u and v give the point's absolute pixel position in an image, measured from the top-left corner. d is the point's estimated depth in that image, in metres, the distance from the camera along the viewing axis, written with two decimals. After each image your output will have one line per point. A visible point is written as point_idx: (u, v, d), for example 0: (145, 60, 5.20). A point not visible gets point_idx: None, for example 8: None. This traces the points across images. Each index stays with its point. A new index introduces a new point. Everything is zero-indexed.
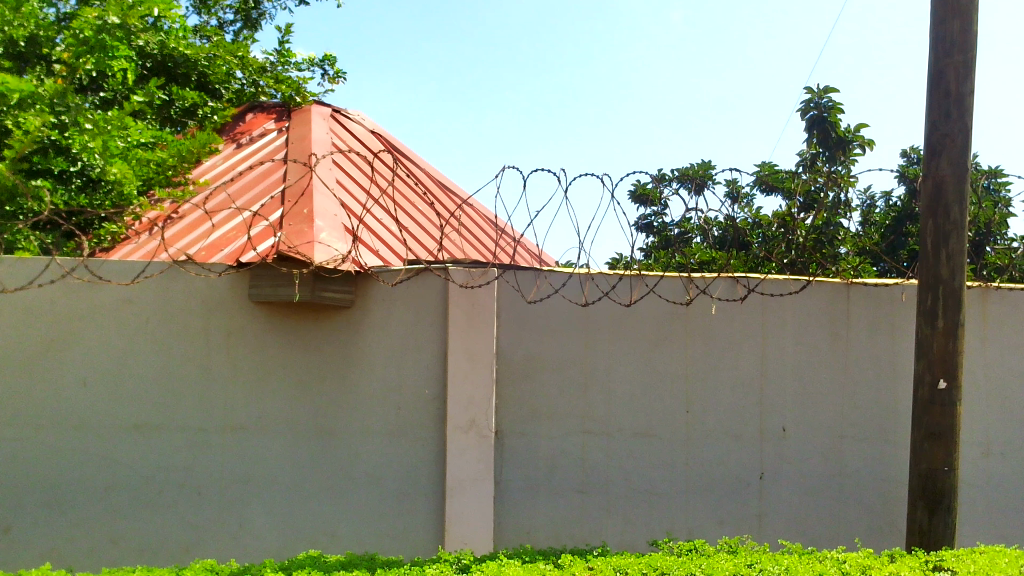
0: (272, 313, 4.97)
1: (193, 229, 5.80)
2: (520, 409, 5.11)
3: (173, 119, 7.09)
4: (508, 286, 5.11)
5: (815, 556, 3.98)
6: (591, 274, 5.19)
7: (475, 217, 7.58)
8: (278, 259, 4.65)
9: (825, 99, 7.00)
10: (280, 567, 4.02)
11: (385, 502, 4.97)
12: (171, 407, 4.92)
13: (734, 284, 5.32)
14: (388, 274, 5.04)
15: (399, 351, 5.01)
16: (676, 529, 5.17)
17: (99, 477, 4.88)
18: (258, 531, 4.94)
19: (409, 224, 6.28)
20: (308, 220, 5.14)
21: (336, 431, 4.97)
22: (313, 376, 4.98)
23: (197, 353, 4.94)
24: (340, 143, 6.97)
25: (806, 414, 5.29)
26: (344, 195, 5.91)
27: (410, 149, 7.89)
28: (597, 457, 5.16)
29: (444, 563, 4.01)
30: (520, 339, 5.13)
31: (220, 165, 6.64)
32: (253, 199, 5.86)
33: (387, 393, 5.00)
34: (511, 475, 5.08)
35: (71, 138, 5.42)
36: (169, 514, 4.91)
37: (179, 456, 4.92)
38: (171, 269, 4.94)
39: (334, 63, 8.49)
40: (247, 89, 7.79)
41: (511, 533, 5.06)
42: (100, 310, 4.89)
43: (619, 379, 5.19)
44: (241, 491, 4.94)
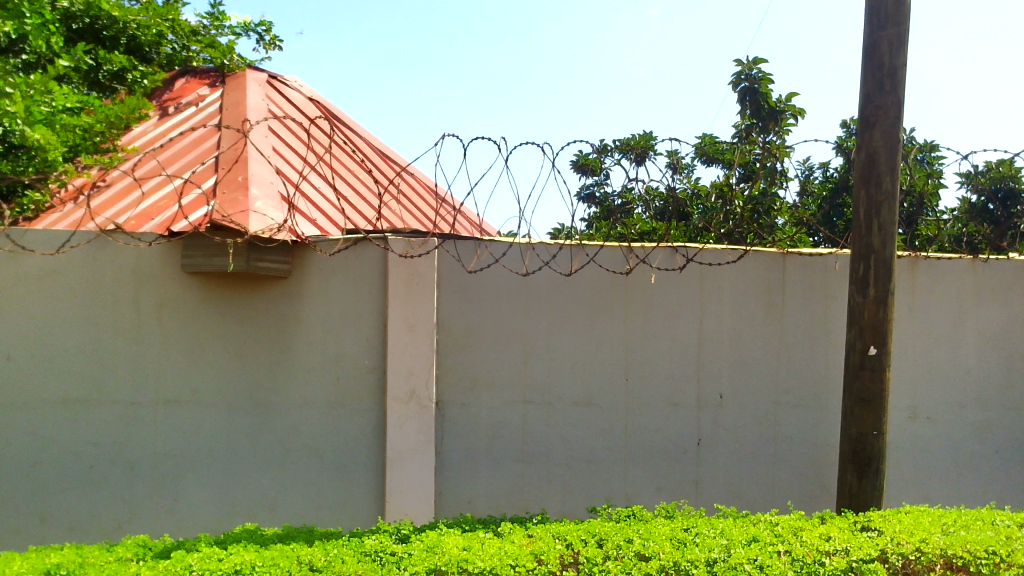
0: (206, 283, 4.85)
1: (122, 197, 5.61)
2: (461, 380, 5.09)
3: (101, 83, 6.84)
4: (448, 256, 5.07)
5: (749, 519, 4.06)
6: (532, 243, 5.18)
7: (415, 186, 7.50)
8: (211, 229, 4.52)
9: (755, 71, 7.05)
10: (216, 541, 3.94)
11: (324, 475, 4.93)
12: (100, 381, 4.78)
13: (673, 254, 5.35)
14: (326, 244, 4.95)
15: (338, 322, 4.94)
16: (615, 496, 5.24)
17: (27, 453, 4.74)
18: (194, 507, 4.85)
19: (348, 192, 6.17)
20: (243, 188, 5.02)
21: (273, 404, 4.90)
22: (249, 349, 4.88)
23: (128, 325, 4.80)
24: (276, 109, 6.80)
25: (742, 381, 5.38)
26: (280, 163, 5.78)
27: (348, 116, 7.76)
28: (537, 425, 5.18)
29: (383, 534, 3.99)
30: (460, 310, 5.11)
31: (151, 132, 6.43)
32: (186, 167, 5.69)
33: (326, 364, 4.94)
34: (451, 445, 5.08)
35: None
36: (100, 490, 4.79)
37: (109, 431, 4.80)
38: (98, 239, 4.78)
39: (269, 29, 8.24)
40: (179, 53, 7.48)
41: (452, 503, 5.07)
42: (24, 283, 4.73)
43: (560, 349, 5.21)
44: (175, 466, 4.84)
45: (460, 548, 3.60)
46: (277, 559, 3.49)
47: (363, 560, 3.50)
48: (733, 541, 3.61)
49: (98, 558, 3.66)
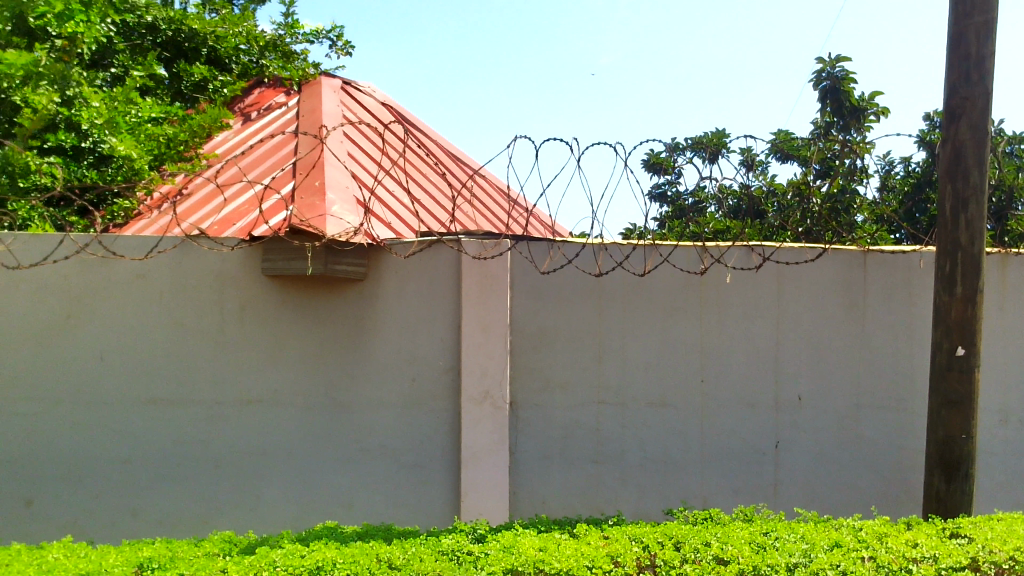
0: (285, 286, 4.97)
1: (205, 203, 5.80)
2: (535, 380, 5.11)
3: (185, 94, 7.09)
4: (521, 257, 5.09)
5: (831, 523, 3.96)
6: (605, 244, 5.16)
7: (487, 188, 7.54)
8: (290, 233, 4.63)
9: (838, 69, 6.88)
10: (298, 538, 4.04)
11: (400, 473, 5.00)
12: (187, 381, 4.95)
13: (749, 254, 5.26)
14: (401, 247, 5.02)
15: (413, 323, 5.02)
16: (691, 498, 5.18)
17: (118, 450, 4.93)
18: (275, 504, 4.97)
19: (422, 196, 6.25)
20: (320, 193, 5.12)
21: (351, 403, 4.99)
22: (328, 349, 4.99)
23: (212, 327, 4.95)
24: (351, 115, 6.93)
25: (822, 382, 5.26)
26: (356, 168, 5.88)
27: (420, 120, 7.87)
28: (611, 426, 5.15)
29: (460, 533, 4.03)
30: (533, 310, 5.12)
31: (232, 140, 6.64)
32: (265, 173, 5.85)
33: (402, 365, 5.01)
34: (525, 446, 5.09)
35: (79, 114, 5.52)
36: (187, 486, 4.96)
37: (194, 430, 4.95)
38: (184, 244, 4.94)
39: (342, 35, 8.39)
40: (256, 64, 7.60)
41: (527, 503, 5.08)
42: (114, 287, 4.92)
43: (633, 349, 5.18)
44: (256, 464, 4.97)
45: (536, 548, 3.61)
46: (358, 556, 3.56)
47: (441, 559, 3.54)
48: (815, 546, 3.53)
49: (187, 553, 3.79)
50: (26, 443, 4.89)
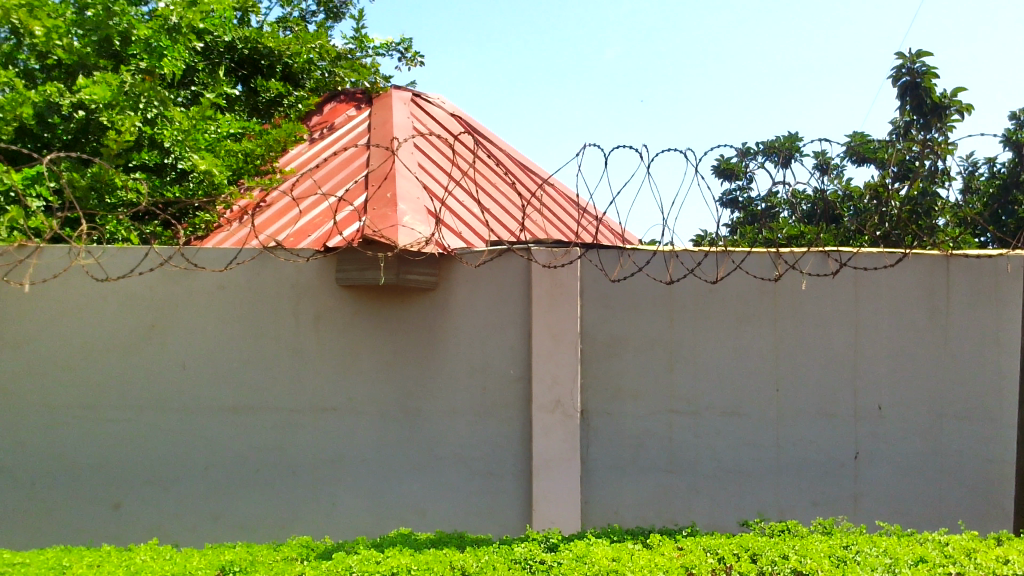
0: (358, 295, 5.06)
1: (281, 215, 5.95)
2: (606, 389, 5.08)
3: (261, 109, 7.33)
4: (591, 265, 5.07)
5: (915, 538, 3.83)
6: (676, 251, 5.10)
7: (556, 197, 7.55)
8: (363, 244, 4.72)
9: (918, 65, 6.69)
10: (373, 544, 4.10)
11: (472, 481, 5.03)
12: (265, 389, 5.07)
13: (825, 259, 5.14)
14: (472, 256, 5.07)
15: (484, 331, 5.05)
16: (767, 509, 5.08)
17: (200, 456, 5.07)
18: (351, 510, 5.06)
19: (492, 205, 6.30)
20: (392, 204, 5.20)
21: (423, 412, 5.05)
22: (400, 358, 5.05)
23: (289, 336, 5.07)
24: (421, 127, 7.03)
25: (904, 391, 5.10)
26: (426, 179, 5.96)
27: (489, 130, 7.93)
28: (684, 436, 5.09)
29: (533, 542, 4.03)
30: (604, 319, 5.10)
31: (306, 153, 6.80)
32: (339, 185, 5.98)
33: (473, 373, 5.05)
34: (596, 455, 5.07)
35: (162, 133, 5.75)
36: (265, 492, 5.07)
37: (273, 437, 5.07)
38: (262, 256, 5.08)
39: (410, 47, 8.51)
40: (328, 78, 7.80)
41: (599, 512, 5.06)
42: (196, 298, 5.08)
43: (706, 358, 5.10)
44: (332, 471, 5.06)
45: (610, 558, 3.59)
46: (432, 563, 3.59)
47: (514, 567, 3.55)
48: (899, 561, 3.42)
49: (267, 557, 3.89)
50: (114, 448, 5.07)
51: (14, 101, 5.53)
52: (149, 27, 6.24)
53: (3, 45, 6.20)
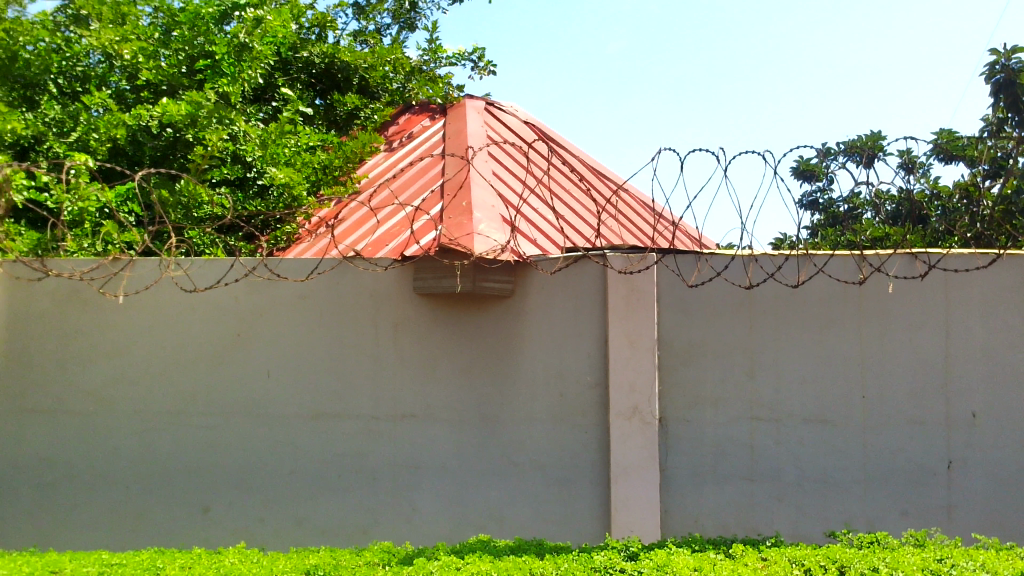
0: (436, 303, 5.12)
1: (359, 225, 6.06)
2: (685, 395, 5.01)
3: (339, 122, 7.46)
4: (668, 271, 5.02)
5: (1015, 552, 3.66)
6: (755, 255, 5.01)
7: (631, 202, 7.50)
8: (440, 252, 4.77)
9: (1013, 62, 6.47)
10: (453, 550, 4.13)
11: (550, 488, 5.02)
12: (346, 396, 5.17)
13: (912, 261, 4.96)
14: (547, 263, 5.07)
15: (560, 337, 5.04)
16: (855, 520, 4.93)
17: (283, 461, 5.19)
18: (430, 516, 5.10)
19: (566, 212, 6.29)
20: (468, 212, 5.25)
21: (501, 418, 5.06)
22: (477, 365, 5.08)
23: (368, 344, 5.16)
24: (495, 135, 7.08)
25: (1000, 398, 4.89)
26: (501, 187, 5.99)
27: (563, 137, 7.93)
28: (766, 443, 4.98)
29: (612, 551, 4.00)
30: (682, 324, 5.03)
31: (383, 164, 6.92)
32: (415, 195, 6.06)
33: (550, 380, 5.04)
34: (676, 462, 5.00)
35: (244, 147, 5.95)
36: (346, 497, 5.15)
37: (353, 443, 5.16)
38: (341, 265, 5.19)
39: (483, 56, 8.58)
40: (404, 89, 7.88)
41: (679, 521, 4.99)
42: (279, 307, 5.22)
43: (788, 364, 4.99)
44: (412, 477, 5.11)
45: (692, 568, 3.54)
46: (511, 570, 3.60)
47: None
48: None
49: (350, 562, 3.96)
50: (201, 454, 5.23)
51: (110, 123, 5.83)
52: (229, 46, 6.42)
53: (97, 69, 6.44)
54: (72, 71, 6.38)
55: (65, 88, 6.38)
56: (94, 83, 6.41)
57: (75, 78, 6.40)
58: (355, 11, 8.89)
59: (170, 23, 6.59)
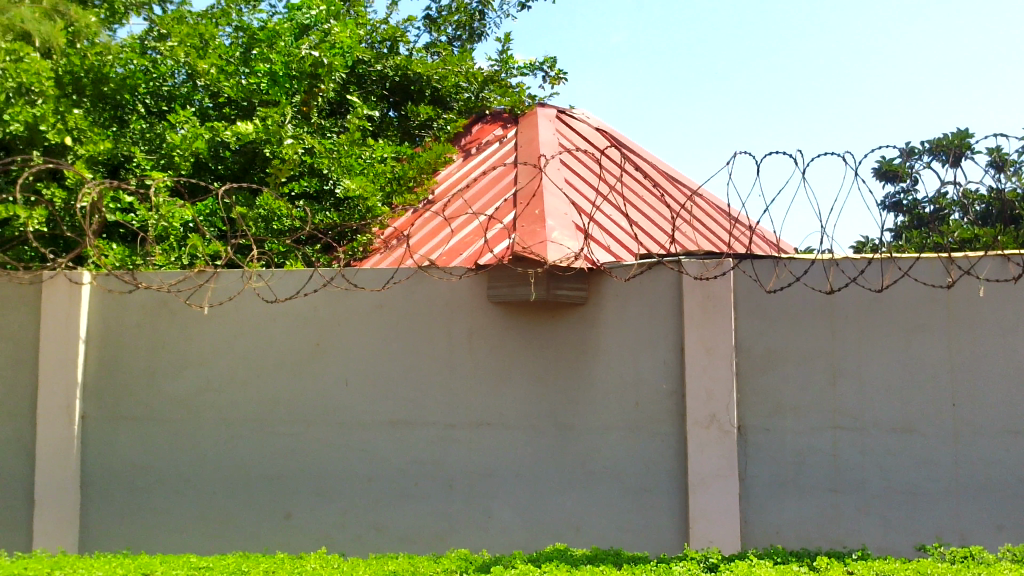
0: (510, 312, 5.14)
1: (433, 235, 6.13)
2: (764, 404, 4.90)
3: (412, 133, 7.52)
4: (745, 276, 4.93)
5: None
6: (836, 259, 4.87)
7: (706, 207, 7.39)
8: (514, 260, 4.80)
9: None
10: (531, 559, 4.13)
11: (627, 497, 4.98)
12: (422, 404, 5.22)
13: (1005, 263, 4.75)
14: (621, 270, 5.03)
15: (635, 345, 5.00)
16: (947, 533, 4.74)
17: (362, 468, 5.27)
18: (507, 523, 5.10)
19: (639, 219, 6.24)
20: (540, 220, 5.26)
21: (576, 427, 5.04)
22: (551, 373, 5.08)
23: (443, 352, 5.21)
24: (567, 142, 7.08)
25: None
26: (574, 194, 5.98)
27: (635, 143, 7.87)
28: (850, 453, 4.83)
29: (691, 562, 3.93)
30: (760, 331, 4.93)
31: (456, 173, 6.98)
32: (488, 204, 6.10)
33: (625, 388, 5.00)
34: (755, 472, 4.90)
35: (321, 161, 6.10)
36: (424, 504, 5.20)
37: (430, 451, 5.21)
38: (416, 275, 5.25)
39: (554, 65, 8.59)
40: (476, 99, 7.83)
41: (761, 532, 4.88)
42: (356, 316, 5.31)
43: (872, 371, 4.83)
44: (488, 485, 5.13)
45: None
46: None
47: None
48: None
49: (428, 569, 4.00)
50: (283, 460, 5.35)
51: (189, 139, 6.04)
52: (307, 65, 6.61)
53: (181, 88, 6.71)
54: (158, 91, 6.69)
55: (152, 107, 6.72)
56: (178, 102, 6.70)
57: (161, 97, 6.72)
58: (427, 24, 9.03)
59: (248, 41, 6.81)
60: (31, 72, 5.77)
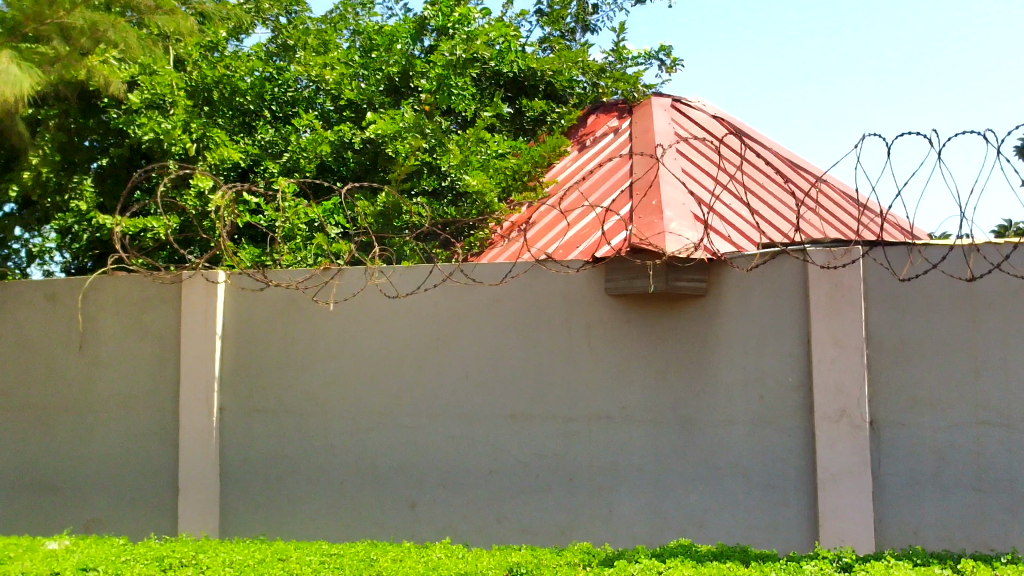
0: (629, 304, 5.09)
1: (550, 228, 6.16)
2: (899, 398, 4.66)
3: (526, 128, 7.56)
4: (876, 264, 4.71)
5: None
6: (977, 244, 4.59)
7: (832, 194, 7.11)
8: (631, 252, 4.75)
9: None
10: (655, 553, 4.08)
11: (753, 493, 4.85)
12: (541, 397, 5.24)
13: None
14: (743, 260, 4.90)
15: (759, 336, 4.86)
16: None
17: (484, 461, 5.33)
18: (629, 518, 5.06)
19: (762, 207, 6.06)
20: (658, 212, 5.19)
21: (699, 420, 4.94)
22: (672, 366, 5.00)
23: (562, 346, 5.21)
24: (683, 131, 6.95)
25: None
26: (692, 184, 5.88)
27: (755, 130, 7.65)
28: (996, 450, 4.54)
29: (823, 561, 3.79)
30: (894, 322, 4.69)
31: (570, 166, 6.96)
32: (605, 196, 6.08)
33: (749, 382, 4.87)
34: (891, 469, 4.67)
35: (439, 158, 6.23)
36: (545, 497, 5.22)
37: (551, 444, 5.22)
38: (534, 269, 5.28)
39: (670, 54, 8.43)
40: (589, 91, 7.82)
41: (898, 532, 4.65)
42: (476, 310, 5.38)
43: (1019, 362, 4.53)
44: (609, 478, 5.10)
45: None
46: None
47: None
48: None
49: (551, 561, 4.01)
50: (407, 451, 5.47)
51: (315, 142, 6.33)
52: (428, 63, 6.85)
53: (305, 92, 6.87)
54: (283, 96, 6.86)
55: (278, 113, 6.90)
56: (302, 105, 6.86)
57: (285, 103, 6.89)
58: (540, 18, 9.05)
59: (368, 45, 7.09)
60: (165, 85, 6.36)
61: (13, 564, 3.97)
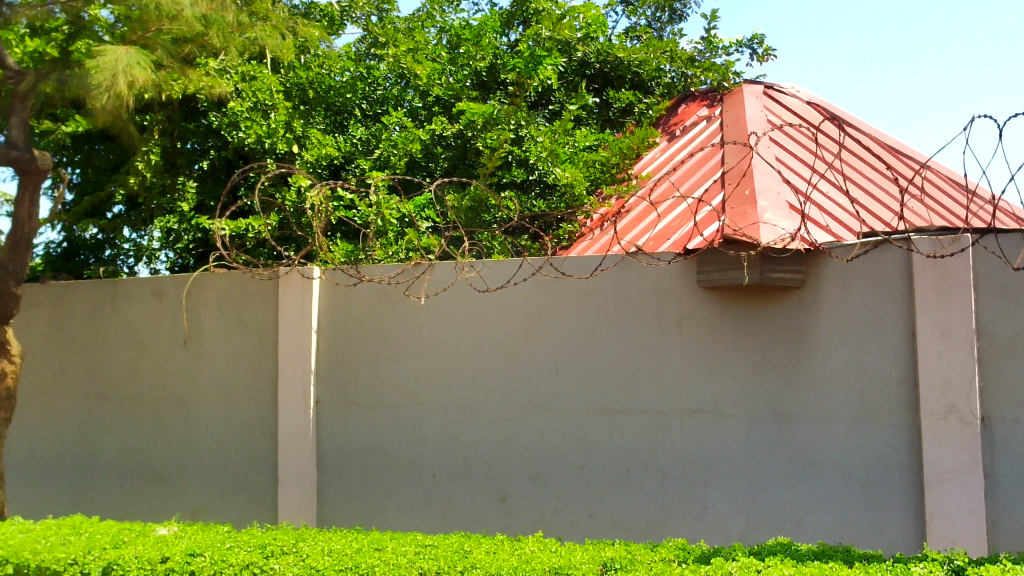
0: (722, 296, 4.98)
1: (640, 220, 6.08)
2: (1013, 393, 4.40)
3: (613, 120, 7.46)
4: (987, 253, 4.47)
5: None
6: None
7: (938, 180, 6.80)
8: (724, 243, 4.65)
9: None
10: (753, 551, 3.98)
11: (855, 491, 4.68)
12: (632, 391, 5.19)
13: None
14: (842, 250, 4.73)
15: (859, 329, 4.69)
16: None
17: (575, 454, 5.31)
18: (724, 515, 4.96)
19: (862, 195, 5.84)
20: (752, 201, 5.06)
21: (796, 416, 4.80)
22: (768, 359, 4.87)
23: (653, 339, 5.14)
24: (776, 118, 6.75)
25: None
26: (788, 173, 5.71)
27: (852, 115, 7.38)
28: None
29: (933, 563, 3.62)
30: (1007, 312, 4.43)
31: (660, 157, 6.85)
32: (696, 186, 5.98)
33: (850, 376, 4.70)
34: (1004, 469, 4.41)
35: (528, 151, 6.21)
36: (638, 492, 5.17)
37: (643, 438, 5.16)
38: (624, 261, 5.22)
39: (763, 41, 8.21)
40: (678, 81, 7.71)
41: (1013, 535, 4.39)
42: (566, 303, 5.37)
43: None
44: (703, 474, 5.01)
45: None
46: None
47: None
48: None
49: (646, 557, 3.96)
50: (498, 445, 5.50)
51: (407, 139, 6.47)
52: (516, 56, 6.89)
53: (394, 90, 7.07)
54: (373, 95, 7.07)
55: (368, 111, 7.07)
56: (391, 103, 7.02)
57: (376, 101, 7.08)
58: (626, 9, 8.97)
59: (456, 40, 7.17)
60: (263, 90, 6.57)
61: (126, 548, 4.16)
